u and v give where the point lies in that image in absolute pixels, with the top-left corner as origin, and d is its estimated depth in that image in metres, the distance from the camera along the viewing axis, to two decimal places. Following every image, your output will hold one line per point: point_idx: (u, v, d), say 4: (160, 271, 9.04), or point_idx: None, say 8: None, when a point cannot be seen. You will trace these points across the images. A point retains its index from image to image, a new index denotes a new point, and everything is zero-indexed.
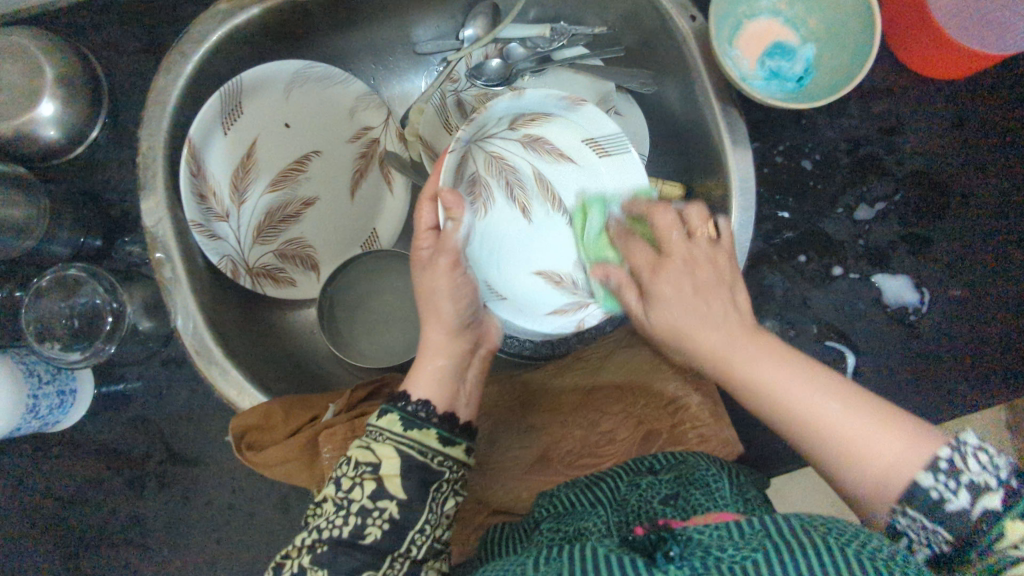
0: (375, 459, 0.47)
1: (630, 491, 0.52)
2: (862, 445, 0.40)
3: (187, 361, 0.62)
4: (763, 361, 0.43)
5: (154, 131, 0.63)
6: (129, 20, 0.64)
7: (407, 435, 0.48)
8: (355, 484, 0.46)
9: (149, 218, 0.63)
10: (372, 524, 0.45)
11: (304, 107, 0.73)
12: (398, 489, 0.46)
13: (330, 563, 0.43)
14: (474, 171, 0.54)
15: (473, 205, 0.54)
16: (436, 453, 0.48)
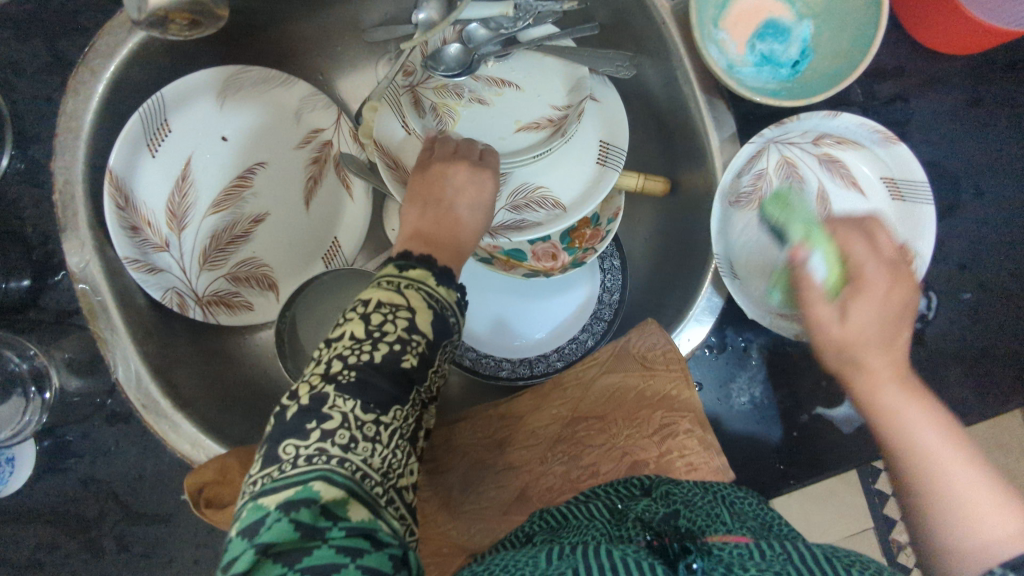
0: (406, 301, 0.40)
1: (631, 508, 0.47)
2: (955, 483, 0.34)
3: (132, 415, 0.57)
4: (907, 394, 0.38)
5: (69, 162, 0.56)
6: (27, 32, 0.56)
7: (437, 290, 0.42)
8: (387, 320, 0.38)
9: (74, 261, 0.57)
10: (408, 352, 0.38)
11: (243, 115, 0.65)
12: (430, 329, 0.40)
13: (364, 396, 0.35)
14: (764, 167, 0.58)
15: (747, 194, 0.57)
16: (455, 316, 0.43)
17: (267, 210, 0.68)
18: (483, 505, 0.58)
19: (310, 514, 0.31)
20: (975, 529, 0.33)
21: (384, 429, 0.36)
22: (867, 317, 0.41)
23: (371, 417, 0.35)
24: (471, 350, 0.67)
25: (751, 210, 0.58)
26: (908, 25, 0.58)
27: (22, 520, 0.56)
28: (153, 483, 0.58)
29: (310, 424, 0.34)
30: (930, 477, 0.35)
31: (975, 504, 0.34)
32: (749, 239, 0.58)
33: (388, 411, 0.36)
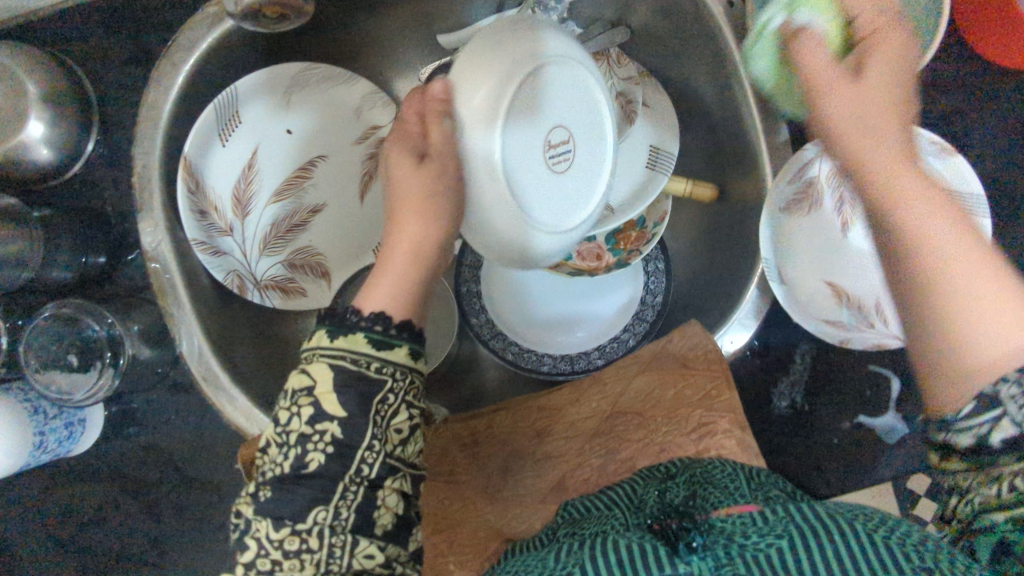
0: (311, 380, 0.39)
1: (643, 491, 0.50)
2: (974, 332, 0.34)
3: (193, 386, 0.61)
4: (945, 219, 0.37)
5: (149, 148, 0.60)
6: (117, 28, 0.60)
7: (337, 345, 0.39)
8: (292, 414, 0.39)
9: (148, 240, 0.61)
10: (314, 449, 0.38)
11: (307, 110, 0.68)
12: (337, 410, 0.38)
13: (274, 515, 0.38)
14: (814, 175, 0.57)
15: (795, 202, 0.58)
16: (372, 360, 0.39)
17: (325, 202, 0.71)
18: (517, 493, 0.59)
19: None
20: (973, 323, 0.34)
21: (305, 541, 0.37)
22: (909, 184, 0.39)
23: (284, 533, 0.37)
24: (514, 345, 0.69)
25: (799, 217, 0.58)
26: (967, 37, 0.58)
27: (91, 477, 0.60)
28: (209, 452, 0.61)
29: (243, 558, 0.38)
30: (937, 330, 0.36)
31: (994, 364, 0.33)
32: (794, 247, 0.58)
33: (304, 518, 0.38)
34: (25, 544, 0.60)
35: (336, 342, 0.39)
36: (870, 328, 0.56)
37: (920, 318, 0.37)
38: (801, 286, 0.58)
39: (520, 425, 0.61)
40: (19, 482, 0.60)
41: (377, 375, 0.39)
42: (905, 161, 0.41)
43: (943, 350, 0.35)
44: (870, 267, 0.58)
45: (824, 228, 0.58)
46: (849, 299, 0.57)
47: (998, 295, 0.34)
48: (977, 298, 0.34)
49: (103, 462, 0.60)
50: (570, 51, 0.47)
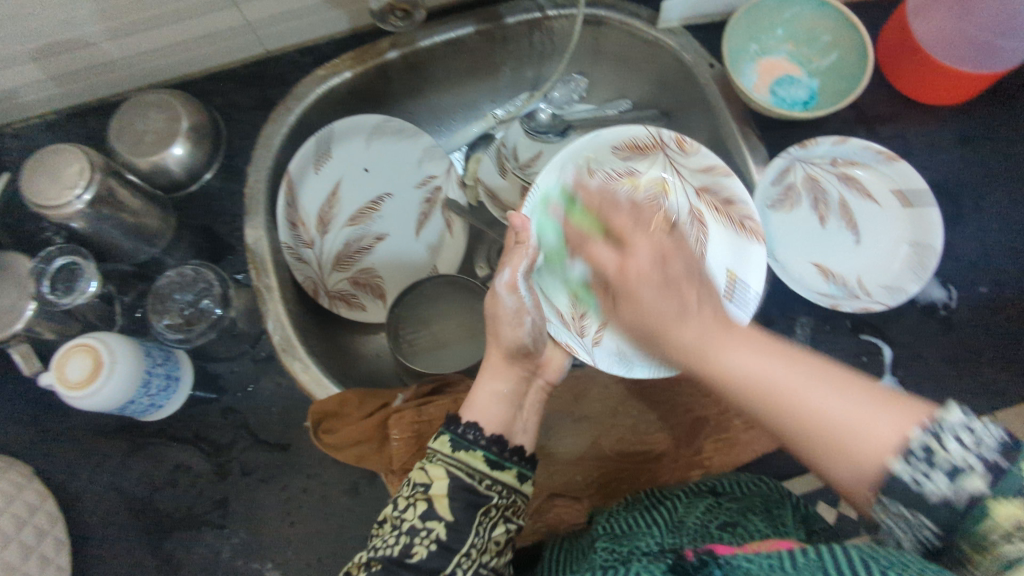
0: (427, 479, 0.53)
1: (684, 512, 0.56)
2: (865, 438, 0.40)
3: (274, 357, 0.69)
4: (749, 353, 0.46)
5: (260, 168, 0.75)
6: (247, 86, 0.79)
7: (455, 457, 0.54)
8: (410, 503, 0.52)
9: (250, 238, 0.73)
10: (419, 543, 0.50)
11: (382, 156, 0.85)
12: (446, 512, 0.51)
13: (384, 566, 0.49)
14: (792, 181, 0.72)
15: (779, 200, 0.72)
16: (484, 477, 0.54)
17: (387, 232, 0.86)
18: (559, 451, 0.65)
19: None
20: (868, 438, 0.40)
21: None
22: (737, 358, 0.46)
23: None
24: None
25: (785, 213, 0.72)
26: (892, 82, 0.74)
27: (172, 441, 0.67)
28: (279, 417, 0.68)
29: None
30: (762, 400, 0.44)
31: (850, 440, 0.41)
32: (784, 233, 0.71)
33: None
34: (100, 506, 0.65)
35: (453, 453, 0.54)
36: (852, 296, 0.68)
37: (826, 445, 0.42)
38: (793, 265, 0.70)
39: (560, 391, 0.67)
40: (105, 445, 0.66)
41: (491, 498, 0.53)
42: (718, 329, 0.48)
43: (823, 440, 0.42)
44: (845, 251, 0.70)
45: (804, 222, 0.72)
46: (835, 276, 0.69)
47: (879, 412, 0.41)
48: (852, 425, 0.41)
49: (186, 424, 0.67)
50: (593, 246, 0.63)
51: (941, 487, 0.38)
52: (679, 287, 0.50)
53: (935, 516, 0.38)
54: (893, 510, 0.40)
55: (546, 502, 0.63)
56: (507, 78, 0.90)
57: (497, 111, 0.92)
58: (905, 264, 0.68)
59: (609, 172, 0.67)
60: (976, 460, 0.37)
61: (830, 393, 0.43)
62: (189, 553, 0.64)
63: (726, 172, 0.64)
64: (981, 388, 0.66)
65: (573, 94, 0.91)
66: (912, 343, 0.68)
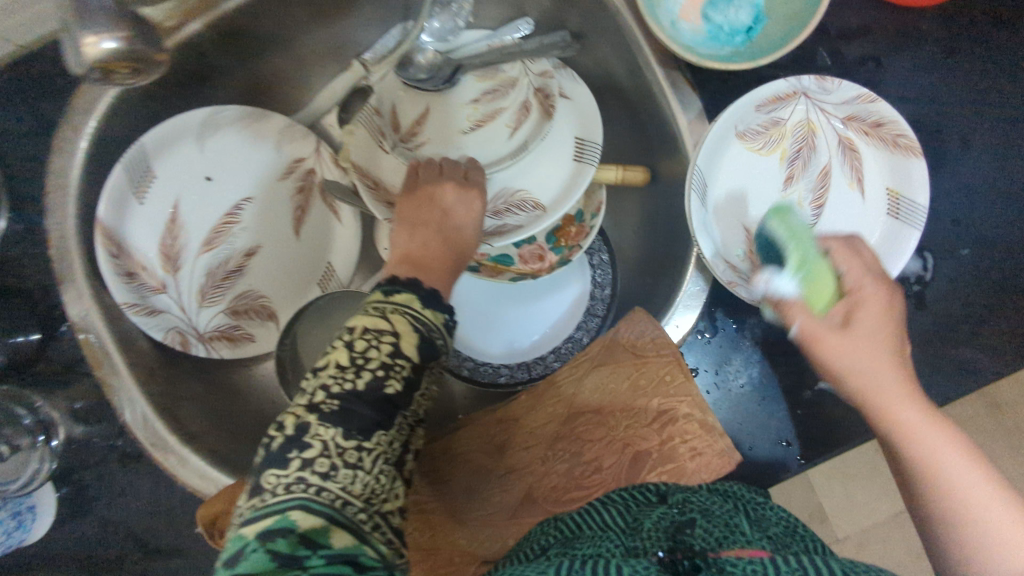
0: (392, 329, 0.46)
1: (638, 513, 0.49)
2: (996, 548, 0.40)
3: (144, 454, 0.59)
4: (923, 420, 0.43)
5: (61, 218, 0.58)
6: (9, 98, 0.59)
7: (416, 314, 0.49)
8: (371, 346, 0.45)
9: (75, 312, 0.59)
10: (392, 378, 0.44)
11: (224, 155, 0.67)
12: (413, 353, 0.46)
13: (345, 425, 0.41)
14: (777, 125, 0.56)
15: (763, 150, 0.56)
16: (437, 338, 0.49)
17: (259, 243, 0.71)
18: (486, 515, 0.57)
19: (288, 543, 0.36)
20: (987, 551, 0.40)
21: (365, 455, 0.41)
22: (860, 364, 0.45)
23: (352, 443, 0.41)
24: (468, 360, 0.68)
25: (763, 170, 0.57)
26: None
27: (46, 567, 0.58)
28: (169, 518, 0.60)
29: (291, 454, 0.40)
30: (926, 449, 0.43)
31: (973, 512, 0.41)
32: (747, 198, 0.56)
33: (370, 436, 0.42)
34: None
35: (418, 307, 0.50)
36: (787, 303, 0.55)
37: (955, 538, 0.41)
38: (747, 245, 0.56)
39: (479, 442, 0.59)
40: None
41: (434, 347, 0.48)
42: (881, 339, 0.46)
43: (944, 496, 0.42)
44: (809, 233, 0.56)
45: (772, 184, 0.57)
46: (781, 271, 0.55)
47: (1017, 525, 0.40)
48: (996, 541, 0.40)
49: (60, 546, 0.59)
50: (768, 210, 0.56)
51: None
52: (887, 340, 0.46)
53: None
54: None
55: (479, 570, 0.55)
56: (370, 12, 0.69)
57: (364, 56, 0.70)
58: (883, 241, 0.54)
59: (750, 128, 0.56)
60: None
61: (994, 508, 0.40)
62: None
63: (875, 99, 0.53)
64: (968, 375, 0.55)
65: (457, 20, 0.71)
66: None
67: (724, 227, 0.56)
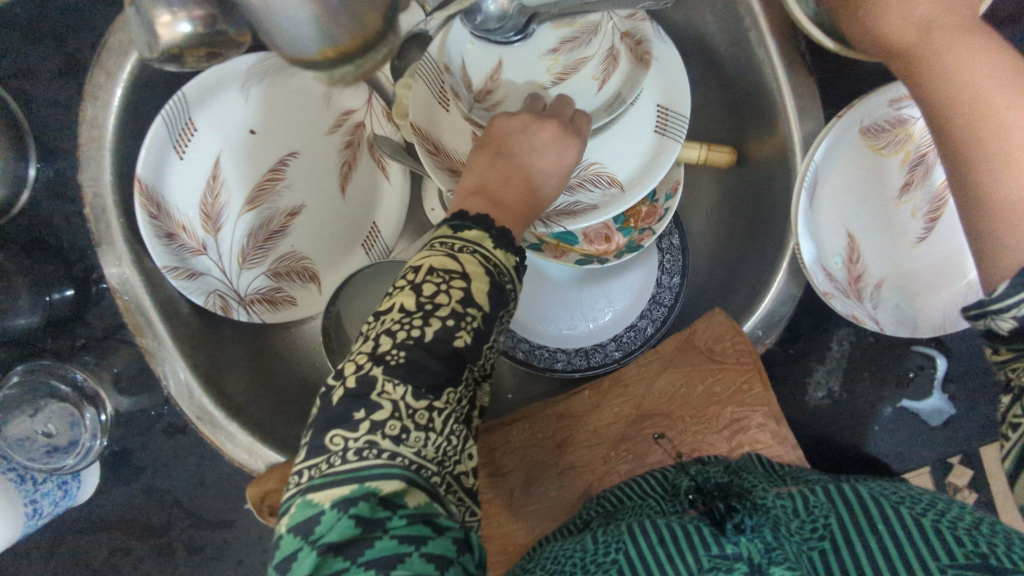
0: (461, 267, 0.34)
1: (675, 474, 0.50)
2: None
3: (189, 427, 0.57)
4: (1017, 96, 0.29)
5: (97, 174, 0.54)
6: (36, 36, 0.52)
7: (487, 250, 0.36)
8: (442, 287, 0.33)
9: (114, 276, 0.56)
10: (463, 330, 0.33)
11: (270, 106, 0.61)
12: (485, 300, 0.34)
13: (416, 382, 0.31)
14: (907, 121, 0.49)
15: (883, 147, 0.50)
16: (513, 272, 0.37)
17: (303, 202, 0.64)
18: (542, 508, 0.56)
19: (369, 506, 0.29)
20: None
21: (438, 417, 0.32)
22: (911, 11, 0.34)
23: (424, 404, 0.31)
24: (524, 342, 0.64)
25: (878, 173, 0.51)
26: None
27: (87, 535, 0.57)
28: (214, 489, 0.58)
29: (358, 415, 0.30)
30: (958, 91, 0.31)
31: (983, 92, 0.30)
32: (855, 200, 0.51)
33: (441, 394, 0.32)
34: None
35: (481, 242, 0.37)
36: (880, 316, 0.50)
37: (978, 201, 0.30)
38: (845, 250, 0.51)
39: (538, 436, 0.57)
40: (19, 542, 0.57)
41: (510, 293, 0.36)
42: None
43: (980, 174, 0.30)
44: (914, 246, 0.51)
45: (885, 189, 0.51)
46: (876, 284, 0.51)
47: None
48: None
49: (103, 515, 0.57)
50: (874, 216, 0.51)
51: None
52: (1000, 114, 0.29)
53: None
54: None
55: None
56: None
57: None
58: None
59: (876, 124, 0.50)
60: None
61: None
62: None
63: None
64: None
65: None
66: (980, 351, 0.54)
67: (826, 229, 0.50)
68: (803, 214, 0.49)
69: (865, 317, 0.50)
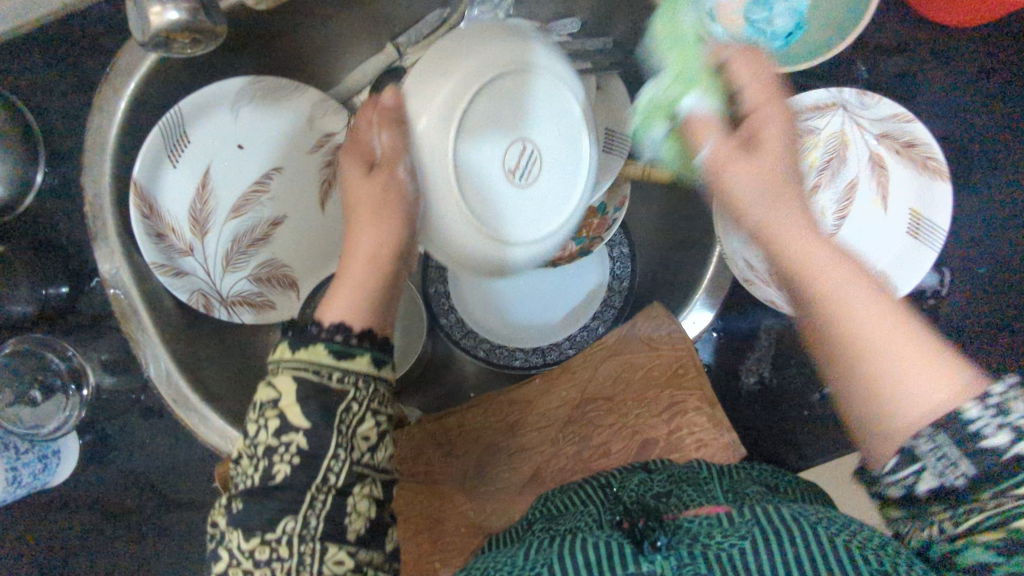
0: (275, 394, 0.39)
1: (619, 484, 0.52)
2: (895, 389, 0.35)
3: (165, 410, 0.61)
4: (852, 297, 0.38)
5: (99, 176, 0.60)
6: (53, 57, 0.60)
7: (299, 358, 0.39)
8: (259, 428, 0.39)
9: (106, 267, 0.61)
10: (280, 462, 0.38)
11: (257, 124, 0.68)
12: (301, 420, 0.38)
13: (248, 525, 0.38)
14: (812, 131, 0.56)
15: (793, 153, 0.57)
16: (335, 370, 0.40)
17: (285, 214, 0.71)
18: (492, 488, 0.60)
19: None
20: (886, 413, 0.35)
21: (276, 545, 0.37)
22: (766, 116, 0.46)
23: (256, 542, 0.38)
24: (485, 341, 0.68)
25: None
26: None
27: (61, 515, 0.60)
28: (186, 472, 0.62)
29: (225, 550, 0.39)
30: (833, 327, 0.38)
31: (843, 337, 0.38)
32: None
33: (276, 525, 0.38)
34: None
35: (297, 352, 0.40)
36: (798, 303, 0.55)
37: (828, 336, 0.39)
38: None
39: (491, 421, 0.60)
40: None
41: (348, 399, 0.39)
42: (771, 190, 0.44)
43: (879, 391, 0.36)
44: (826, 241, 0.57)
45: (796, 191, 0.57)
46: None
47: (941, 364, 0.35)
48: (895, 383, 0.35)
49: (78, 496, 0.60)
50: None
51: (968, 479, 0.31)
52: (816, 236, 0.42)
53: (977, 464, 0.31)
54: (933, 447, 0.32)
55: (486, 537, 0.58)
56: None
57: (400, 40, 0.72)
58: (898, 256, 0.56)
59: (785, 133, 0.56)
60: (1008, 442, 0.30)
61: (918, 378, 0.35)
62: None
63: (911, 118, 0.55)
64: None
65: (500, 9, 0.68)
66: None
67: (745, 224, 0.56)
68: (725, 209, 0.55)
69: (785, 303, 0.55)
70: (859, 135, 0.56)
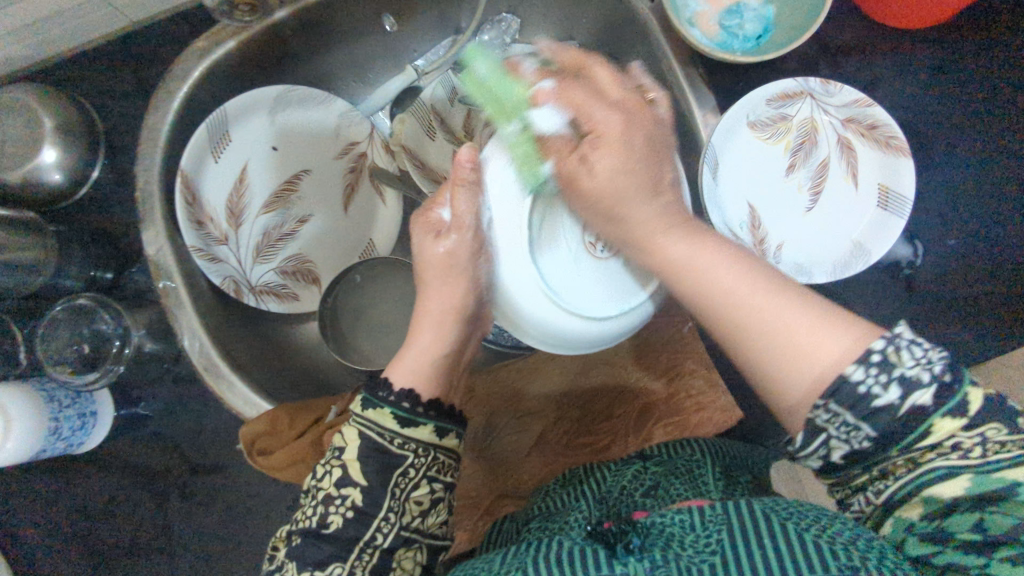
0: (342, 443, 0.47)
1: (612, 481, 0.54)
2: (816, 358, 0.36)
3: (198, 377, 0.66)
4: (756, 281, 0.40)
5: (149, 166, 0.67)
6: (115, 64, 0.68)
7: (368, 417, 0.47)
8: (326, 472, 0.46)
9: (151, 247, 0.67)
10: (335, 512, 0.45)
11: (290, 130, 0.75)
12: (360, 476, 0.46)
13: (305, 559, 0.44)
14: (784, 117, 0.63)
15: (768, 137, 0.63)
16: (397, 436, 0.47)
17: (311, 213, 0.78)
18: (500, 453, 0.64)
19: None
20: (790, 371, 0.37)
21: None
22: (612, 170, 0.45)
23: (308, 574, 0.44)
24: None
25: (766, 157, 0.63)
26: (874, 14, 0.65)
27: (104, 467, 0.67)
28: None
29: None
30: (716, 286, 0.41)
31: (764, 342, 0.38)
32: (752, 178, 0.63)
33: (325, 566, 0.44)
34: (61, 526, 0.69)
35: (366, 412, 0.47)
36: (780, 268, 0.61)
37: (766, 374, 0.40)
38: (746, 218, 0.62)
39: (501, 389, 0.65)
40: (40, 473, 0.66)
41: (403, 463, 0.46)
42: (677, 219, 0.44)
43: (776, 386, 0.38)
44: (804, 214, 0.63)
45: (774, 170, 0.63)
46: (776, 244, 0.62)
47: (830, 320, 0.37)
48: (809, 338, 0.37)
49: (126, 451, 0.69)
50: (769, 191, 0.63)
51: (888, 400, 0.34)
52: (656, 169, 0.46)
53: (873, 426, 0.35)
54: (830, 416, 0.35)
55: (495, 502, 0.62)
56: (426, 23, 0.79)
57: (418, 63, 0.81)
58: (870, 226, 0.61)
59: (761, 119, 0.63)
60: (927, 375, 0.34)
61: (794, 304, 0.38)
62: (162, 562, 0.72)
63: (871, 103, 0.62)
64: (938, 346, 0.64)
65: (506, 37, 0.80)
66: (870, 306, 0.65)
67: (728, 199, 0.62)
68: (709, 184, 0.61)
69: None
70: (827, 120, 0.63)
